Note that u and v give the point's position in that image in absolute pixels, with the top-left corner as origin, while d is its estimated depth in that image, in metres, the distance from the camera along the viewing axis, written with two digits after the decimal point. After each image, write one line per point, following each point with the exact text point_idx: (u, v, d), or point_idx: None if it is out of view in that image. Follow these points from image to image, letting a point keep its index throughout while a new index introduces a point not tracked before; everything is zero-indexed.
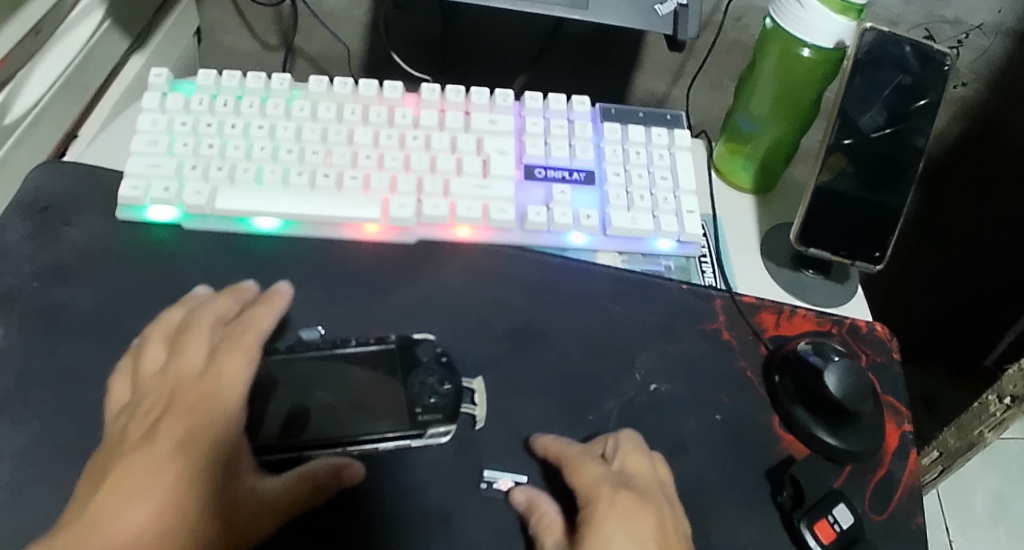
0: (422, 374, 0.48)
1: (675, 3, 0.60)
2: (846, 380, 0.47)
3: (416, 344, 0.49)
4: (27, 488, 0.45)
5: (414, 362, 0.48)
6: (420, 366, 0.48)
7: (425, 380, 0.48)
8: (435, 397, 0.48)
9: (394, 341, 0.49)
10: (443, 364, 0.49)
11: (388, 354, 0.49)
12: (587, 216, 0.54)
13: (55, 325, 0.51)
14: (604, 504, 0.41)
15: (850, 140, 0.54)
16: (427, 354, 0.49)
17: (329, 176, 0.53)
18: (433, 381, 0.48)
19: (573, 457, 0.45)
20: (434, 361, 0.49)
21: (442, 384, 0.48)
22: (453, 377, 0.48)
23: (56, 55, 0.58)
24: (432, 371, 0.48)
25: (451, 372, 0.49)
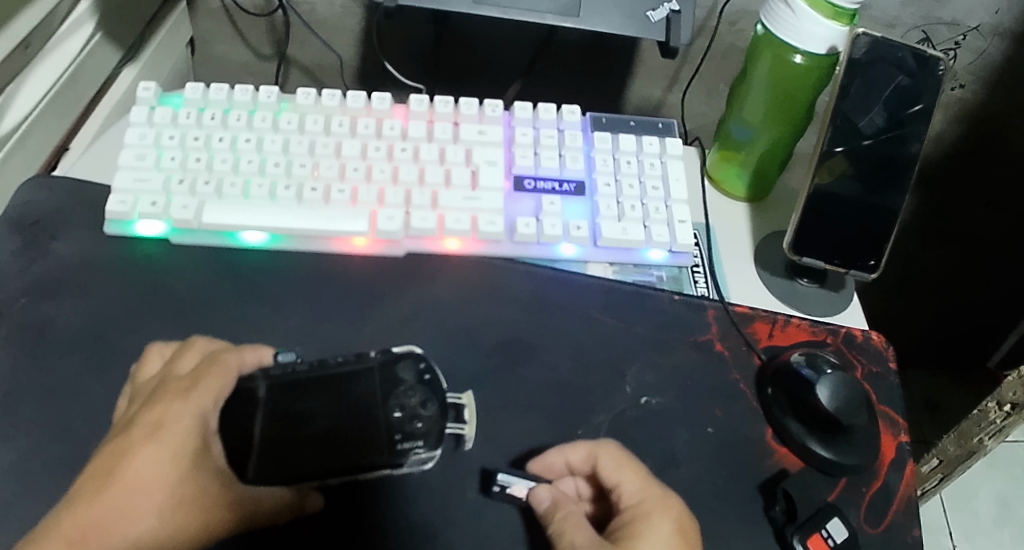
0: (405, 397, 0.46)
1: (667, 10, 0.60)
2: (838, 393, 0.47)
3: (396, 362, 0.47)
4: (15, 506, 0.45)
5: (395, 383, 0.46)
6: (401, 386, 0.46)
7: (406, 401, 0.45)
8: (419, 421, 0.45)
9: (375, 358, 0.47)
10: (425, 383, 0.46)
11: (367, 373, 0.46)
12: (577, 227, 0.53)
13: (42, 340, 0.50)
14: (659, 525, 0.41)
15: (843, 147, 0.54)
16: (409, 375, 0.46)
17: (317, 190, 0.53)
18: (415, 405, 0.45)
19: (613, 459, 0.44)
20: (416, 381, 0.46)
21: (425, 406, 0.46)
22: (435, 398, 0.46)
23: (46, 69, 0.58)
24: (414, 391, 0.46)
25: (434, 392, 0.46)
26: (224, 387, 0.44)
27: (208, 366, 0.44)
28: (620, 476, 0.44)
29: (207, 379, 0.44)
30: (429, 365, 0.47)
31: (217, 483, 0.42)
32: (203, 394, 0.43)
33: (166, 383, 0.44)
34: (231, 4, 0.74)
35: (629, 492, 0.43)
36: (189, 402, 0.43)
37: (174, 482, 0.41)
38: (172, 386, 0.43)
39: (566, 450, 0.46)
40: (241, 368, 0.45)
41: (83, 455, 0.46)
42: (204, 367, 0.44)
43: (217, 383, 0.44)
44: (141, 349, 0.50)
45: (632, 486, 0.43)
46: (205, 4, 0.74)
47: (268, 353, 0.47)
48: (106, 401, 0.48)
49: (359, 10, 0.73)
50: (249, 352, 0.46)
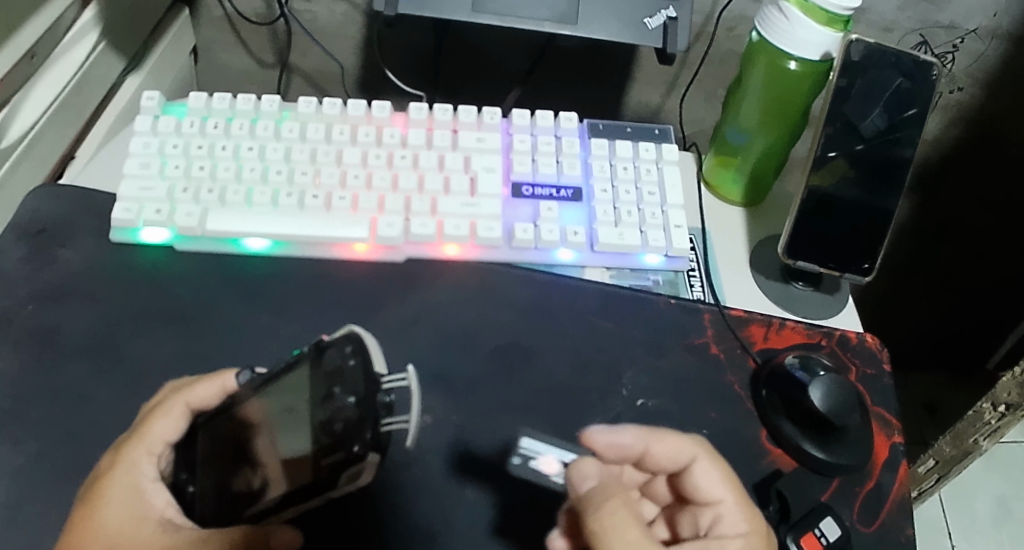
0: (328, 396, 0.42)
1: (664, 16, 0.60)
2: (831, 395, 0.48)
3: (322, 350, 0.43)
4: (22, 508, 0.46)
5: (323, 376, 0.43)
6: (327, 380, 0.42)
7: (331, 398, 0.42)
8: (341, 418, 0.41)
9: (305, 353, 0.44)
10: (346, 371, 0.42)
11: (301, 371, 0.43)
12: (574, 232, 0.54)
13: (48, 345, 0.51)
14: None
15: (836, 152, 0.54)
16: (335, 362, 0.43)
17: (318, 197, 0.54)
18: (337, 405, 0.41)
19: (713, 473, 0.43)
20: (340, 370, 0.42)
21: (347, 400, 0.41)
22: (356, 388, 0.41)
23: (51, 79, 0.59)
24: (339, 382, 0.42)
25: (356, 381, 0.42)
26: (166, 431, 0.45)
27: (153, 410, 0.45)
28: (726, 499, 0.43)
29: (142, 428, 0.45)
30: (357, 348, 0.43)
31: (157, 532, 0.43)
32: (132, 446, 0.44)
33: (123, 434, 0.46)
34: (234, 13, 0.75)
35: (732, 520, 0.43)
36: (121, 456, 0.44)
37: (115, 536, 0.43)
38: (122, 438, 0.46)
39: (658, 442, 0.43)
40: (190, 403, 0.45)
41: (90, 458, 0.47)
42: (146, 414, 0.45)
43: (151, 431, 0.45)
44: (145, 354, 0.51)
45: (734, 516, 0.43)
46: (208, 13, 0.75)
47: (228, 378, 0.46)
48: (112, 405, 0.49)
49: (361, 18, 0.74)
50: (201, 385, 0.45)
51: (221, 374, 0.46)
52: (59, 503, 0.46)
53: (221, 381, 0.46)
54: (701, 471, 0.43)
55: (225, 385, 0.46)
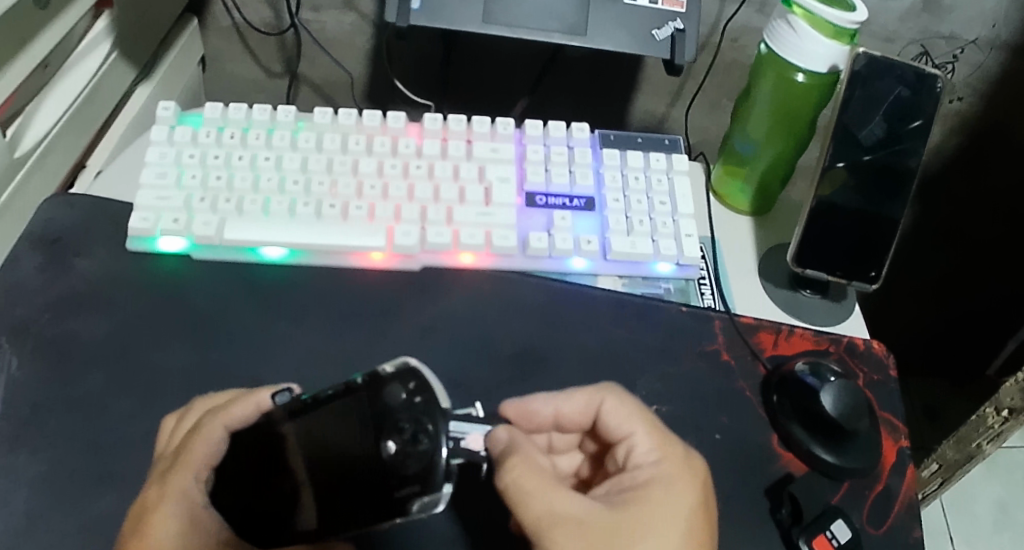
0: (393, 430, 0.40)
1: (671, 28, 0.61)
2: (841, 399, 0.49)
3: (383, 384, 0.41)
4: (42, 516, 0.46)
5: (385, 411, 0.41)
6: (389, 415, 0.41)
7: (394, 441, 0.40)
8: (409, 461, 0.39)
9: (363, 384, 0.42)
10: (412, 407, 0.40)
11: (358, 403, 0.42)
12: (588, 241, 0.55)
13: (67, 354, 0.52)
14: (683, 492, 0.43)
15: (843, 163, 0.55)
16: (398, 397, 0.41)
17: (335, 207, 0.55)
18: (405, 441, 0.40)
19: (623, 408, 0.46)
20: (404, 405, 0.40)
21: (418, 439, 0.39)
22: (428, 426, 0.40)
23: (64, 89, 0.59)
24: (404, 416, 0.40)
25: (424, 419, 0.40)
26: (208, 454, 0.45)
27: (192, 434, 0.45)
28: (636, 432, 0.45)
29: (185, 455, 0.45)
30: (421, 383, 0.41)
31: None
32: (178, 475, 0.45)
33: (161, 461, 0.46)
34: (242, 22, 0.76)
35: (642, 450, 0.45)
36: (166, 486, 0.44)
37: None
38: (160, 466, 0.46)
39: (566, 401, 0.47)
40: (228, 425, 0.46)
41: (110, 466, 0.48)
42: (185, 440, 0.45)
43: (194, 456, 0.45)
44: (162, 362, 0.52)
45: (647, 446, 0.45)
46: (216, 23, 0.76)
47: (262, 396, 0.46)
48: (130, 413, 0.50)
49: (369, 28, 0.75)
50: (236, 408, 0.46)
51: (255, 394, 0.47)
52: (80, 511, 0.46)
53: (255, 400, 0.46)
54: (610, 410, 0.46)
55: (260, 403, 0.46)
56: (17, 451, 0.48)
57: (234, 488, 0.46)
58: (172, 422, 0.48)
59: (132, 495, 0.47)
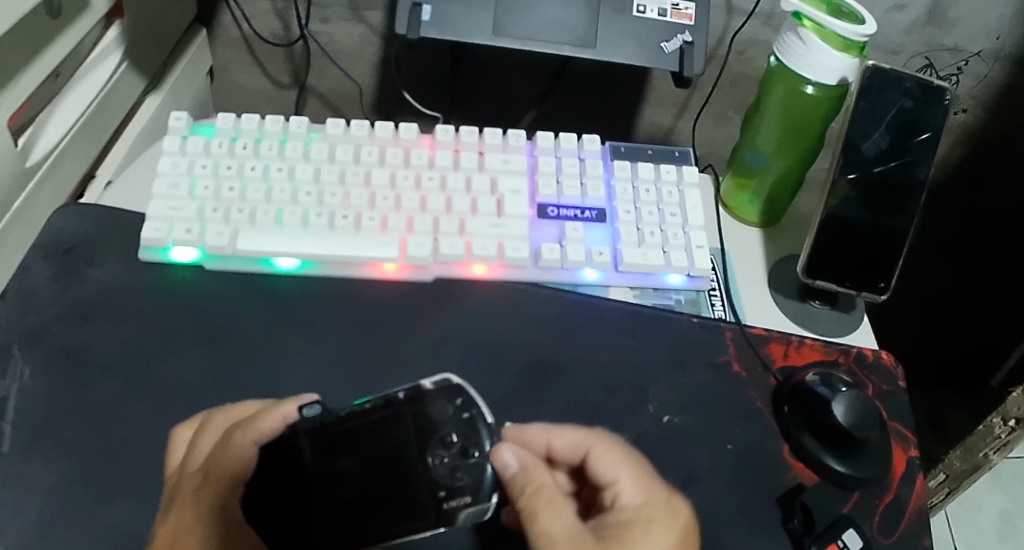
0: (444, 443, 0.47)
1: (680, 41, 0.61)
2: (852, 409, 0.49)
3: (428, 400, 0.48)
4: (56, 526, 0.46)
5: (432, 424, 0.47)
6: (437, 430, 0.47)
7: (445, 456, 0.46)
8: (460, 473, 0.46)
9: (405, 403, 0.48)
10: (462, 422, 0.48)
11: (401, 419, 0.47)
12: (599, 253, 0.56)
13: (80, 364, 0.52)
14: (658, 535, 0.44)
15: (854, 174, 0.56)
16: (445, 413, 0.48)
17: (348, 218, 0.55)
18: (454, 454, 0.47)
19: (612, 455, 0.47)
20: (451, 420, 0.48)
21: (469, 452, 0.47)
22: (477, 441, 0.47)
23: (74, 99, 0.59)
24: (454, 429, 0.47)
25: (471, 433, 0.47)
26: (238, 470, 0.46)
27: (221, 448, 0.46)
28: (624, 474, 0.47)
29: (213, 471, 0.45)
30: (466, 401, 0.48)
31: None
32: (210, 492, 0.45)
33: (188, 478, 0.47)
34: (252, 34, 0.76)
35: (627, 493, 0.46)
36: (199, 503, 0.45)
37: None
38: (190, 484, 0.46)
39: (557, 434, 0.48)
40: (257, 439, 0.47)
41: (123, 475, 0.48)
42: (213, 456, 0.46)
43: (225, 471, 0.46)
44: (176, 371, 0.52)
45: (632, 489, 0.46)
46: (224, 34, 0.77)
47: (289, 407, 0.47)
48: (143, 423, 0.50)
49: (377, 40, 0.75)
50: (264, 420, 0.47)
51: (281, 406, 0.47)
52: (94, 520, 0.46)
53: (281, 412, 0.47)
54: (599, 454, 0.47)
55: (285, 416, 0.47)
56: (30, 460, 0.48)
57: (263, 504, 0.46)
58: (193, 432, 0.49)
59: (146, 505, 0.47)
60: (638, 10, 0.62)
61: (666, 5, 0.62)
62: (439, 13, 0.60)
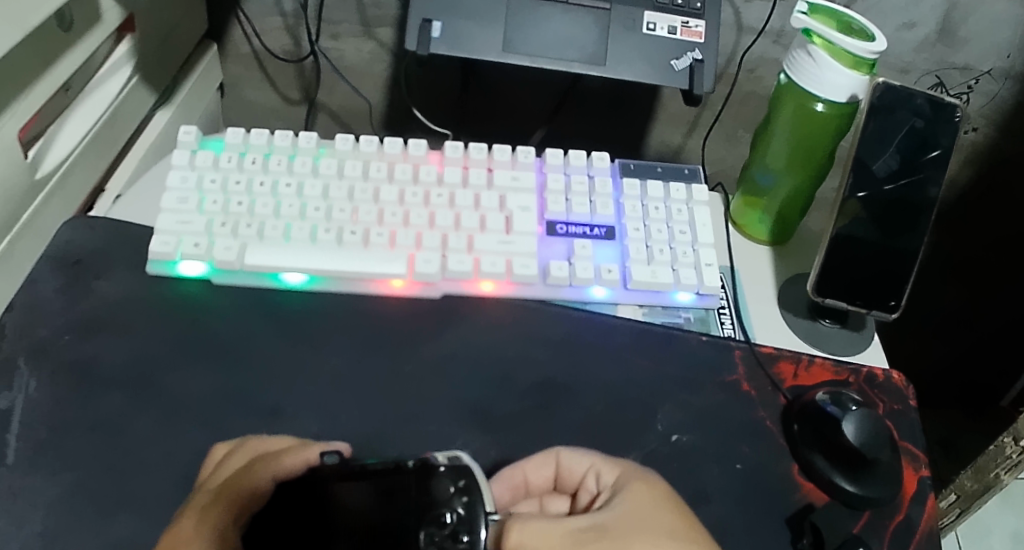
0: (436, 522, 0.38)
1: (690, 58, 0.61)
2: (864, 428, 0.49)
3: (434, 477, 0.40)
4: (56, 539, 0.46)
5: (431, 501, 0.39)
6: (434, 504, 0.39)
7: (434, 533, 0.38)
8: None
9: (412, 467, 0.41)
10: (460, 506, 0.39)
11: (403, 481, 0.41)
12: (608, 270, 0.56)
13: (85, 376, 0.51)
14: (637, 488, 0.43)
15: (864, 193, 0.55)
16: (446, 491, 0.39)
17: (356, 233, 0.55)
18: (445, 536, 0.38)
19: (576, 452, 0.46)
20: (451, 500, 0.39)
21: (460, 537, 0.38)
22: (472, 525, 0.38)
23: (84, 112, 0.59)
24: (449, 510, 0.39)
25: (469, 516, 0.38)
26: (250, 499, 0.45)
27: (240, 475, 0.46)
28: (594, 460, 0.45)
29: (226, 492, 0.46)
30: (470, 484, 0.39)
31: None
32: (219, 510, 0.45)
33: (201, 493, 0.47)
34: (262, 49, 0.76)
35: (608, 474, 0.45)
36: (204, 518, 0.45)
37: None
38: (201, 501, 0.46)
39: (526, 469, 0.46)
40: (276, 474, 0.46)
41: (127, 488, 0.48)
42: (233, 480, 0.46)
43: (240, 496, 0.45)
44: (181, 385, 0.52)
45: (609, 469, 0.45)
46: (235, 50, 0.77)
47: (313, 451, 0.47)
48: (150, 437, 0.49)
49: (387, 57, 0.76)
50: (288, 458, 0.47)
51: (307, 448, 0.47)
52: (96, 533, 0.46)
53: (306, 455, 0.47)
54: (567, 458, 0.46)
55: (309, 459, 0.47)
56: (35, 473, 0.48)
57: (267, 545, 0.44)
58: (225, 449, 0.49)
59: (150, 519, 0.47)
60: (647, 28, 0.61)
61: (676, 23, 0.61)
62: (449, 30, 0.60)
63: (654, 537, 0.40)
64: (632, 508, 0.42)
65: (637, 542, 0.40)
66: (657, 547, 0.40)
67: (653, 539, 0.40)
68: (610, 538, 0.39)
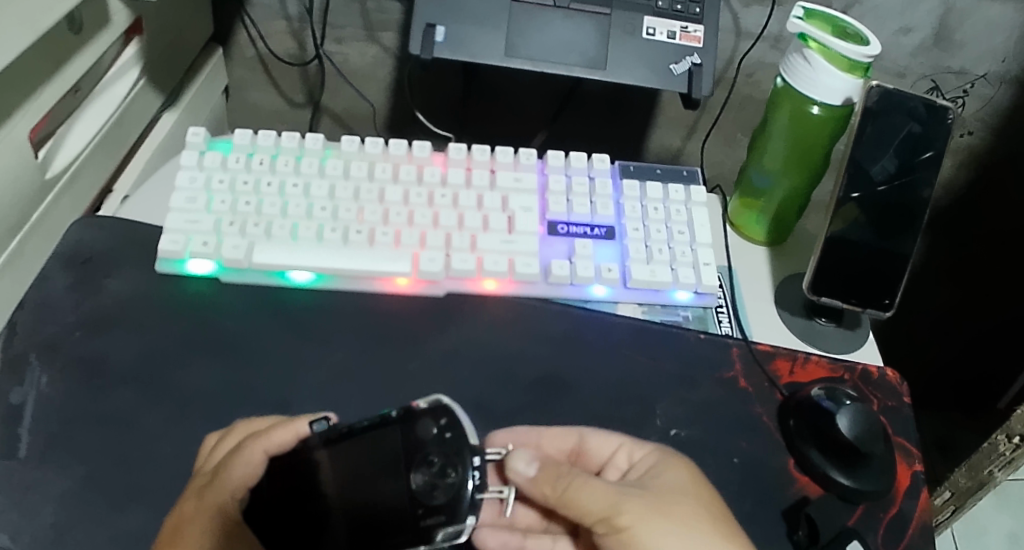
0: (424, 462, 0.42)
1: (689, 63, 0.62)
2: (858, 422, 0.50)
3: (417, 421, 0.43)
4: (68, 530, 0.47)
5: (419, 445, 0.42)
6: (424, 447, 0.42)
7: (426, 472, 0.41)
8: (439, 494, 0.41)
9: (397, 415, 0.44)
10: (443, 443, 0.42)
11: (389, 430, 0.44)
12: (608, 269, 0.57)
13: (95, 372, 0.53)
14: (677, 470, 0.46)
15: (859, 194, 0.57)
16: (428, 432, 0.42)
17: (362, 233, 0.56)
18: (434, 473, 0.41)
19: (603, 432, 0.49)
20: (435, 440, 0.42)
21: (447, 472, 0.41)
22: (457, 461, 0.41)
23: (92, 113, 0.61)
24: (438, 449, 0.42)
25: (453, 453, 0.41)
26: (245, 478, 0.45)
27: (232, 455, 0.46)
28: (628, 439, 0.48)
29: (221, 474, 0.46)
30: (452, 421, 0.42)
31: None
32: (215, 492, 0.45)
33: (198, 478, 0.47)
34: (266, 52, 0.78)
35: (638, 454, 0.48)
36: (202, 502, 0.45)
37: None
38: (198, 483, 0.47)
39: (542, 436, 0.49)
40: (267, 450, 0.46)
41: (137, 481, 0.49)
42: (224, 462, 0.46)
43: (233, 477, 0.45)
44: (190, 381, 0.53)
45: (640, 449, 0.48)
46: (240, 53, 0.78)
47: (302, 423, 0.46)
48: (158, 432, 0.51)
49: (391, 60, 0.77)
50: (276, 433, 0.46)
51: (294, 421, 0.46)
52: (107, 524, 0.47)
53: (294, 429, 0.46)
54: (595, 436, 0.49)
55: (299, 432, 0.46)
56: (46, 466, 0.49)
57: (268, 517, 0.46)
58: (219, 436, 0.49)
59: (160, 511, 0.48)
60: (647, 33, 0.63)
61: (676, 27, 0.63)
62: (453, 34, 0.61)
63: (694, 507, 0.44)
64: (675, 481, 0.45)
65: (678, 509, 0.44)
66: (696, 519, 0.44)
67: (692, 508, 0.44)
68: (651, 498, 0.44)
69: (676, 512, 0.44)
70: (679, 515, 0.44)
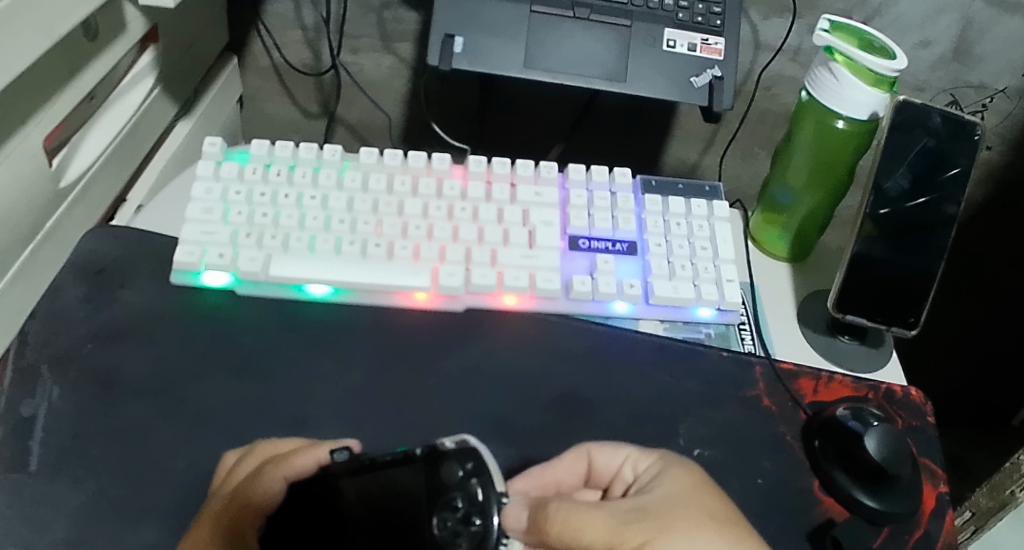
0: (448, 506, 0.40)
1: (710, 75, 0.62)
2: (886, 443, 0.49)
3: (442, 460, 0.41)
4: (81, 547, 0.46)
5: (442, 487, 0.41)
6: (446, 491, 0.40)
7: (447, 517, 0.40)
8: (461, 539, 0.39)
9: (421, 454, 0.42)
10: (469, 488, 0.40)
11: (413, 469, 0.42)
12: (630, 285, 0.56)
13: (109, 386, 0.52)
14: (675, 476, 0.45)
15: (885, 210, 0.56)
16: (454, 476, 0.41)
17: (380, 246, 0.56)
18: (459, 518, 0.40)
19: (609, 444, 0.48)
20: (460, 484, 0.40)
21: (472, 520, 0.39)
22: (482, 508, 0.39)
23: (108, 122, 0.60)
24: (462, 495, 0.40)
25: (478, 499, 0.40)
26: (263, 501, 0.46)
27: (252, 479, 0.46)
28: (631, 452, 0.47)
29: (240, 496, 0.46)
30: (478, 465, 0.41)
31: None
32: (234, 512, 0.46)
33: (216, 499, 0.47)
34: (282, 62, 0.77)
35: (643, 465, 0.47)
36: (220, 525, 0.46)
37: None
38: (218, 504, 0.47)
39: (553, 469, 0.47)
40: (287, 475, 0.47)
41: (150, 496, 0.48)
42: (244, 484, 0.47)
43: (252, 501, 0.46)
44: (206, 395, 0.52)
45: (644, 460, 0.47)
46: (255, 62, 0.78)
47: (323, 451, 0.47)
48: (172, 446, 0.50)
49: (407, 71, 0.76)
50: (297, 458, 0.46)
51: (316, 447, 0.47)
52: (119, 541, 0.46)
53: (315, 454, 0.47)
54: (599, 452, 0.47)
55: (320, 457, 0.47)
56: (58, 481, 0.48)
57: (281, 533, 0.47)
58: (236, 456, 0.49)
59: (174, 528, 0.47)
60: (667, 45, 0.62)
61: (696, 40, 0.62)
62: (471, 45, 0.61)
63: (696, 519, 0.42)
64: (672, 491, 0.44)
65: (679, 525, 0.42)
66: (699, 533, 0.42)
67: (694, 518, 0.42)
68: (652, 518, 0.42)
69: (679, 525, 0.42)
70: (683, 524, 0.42)
